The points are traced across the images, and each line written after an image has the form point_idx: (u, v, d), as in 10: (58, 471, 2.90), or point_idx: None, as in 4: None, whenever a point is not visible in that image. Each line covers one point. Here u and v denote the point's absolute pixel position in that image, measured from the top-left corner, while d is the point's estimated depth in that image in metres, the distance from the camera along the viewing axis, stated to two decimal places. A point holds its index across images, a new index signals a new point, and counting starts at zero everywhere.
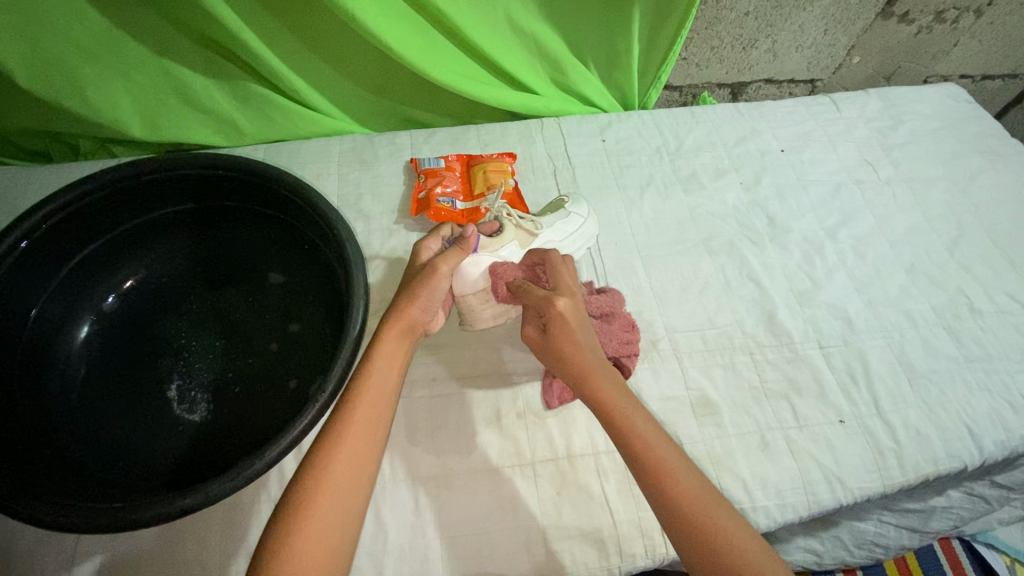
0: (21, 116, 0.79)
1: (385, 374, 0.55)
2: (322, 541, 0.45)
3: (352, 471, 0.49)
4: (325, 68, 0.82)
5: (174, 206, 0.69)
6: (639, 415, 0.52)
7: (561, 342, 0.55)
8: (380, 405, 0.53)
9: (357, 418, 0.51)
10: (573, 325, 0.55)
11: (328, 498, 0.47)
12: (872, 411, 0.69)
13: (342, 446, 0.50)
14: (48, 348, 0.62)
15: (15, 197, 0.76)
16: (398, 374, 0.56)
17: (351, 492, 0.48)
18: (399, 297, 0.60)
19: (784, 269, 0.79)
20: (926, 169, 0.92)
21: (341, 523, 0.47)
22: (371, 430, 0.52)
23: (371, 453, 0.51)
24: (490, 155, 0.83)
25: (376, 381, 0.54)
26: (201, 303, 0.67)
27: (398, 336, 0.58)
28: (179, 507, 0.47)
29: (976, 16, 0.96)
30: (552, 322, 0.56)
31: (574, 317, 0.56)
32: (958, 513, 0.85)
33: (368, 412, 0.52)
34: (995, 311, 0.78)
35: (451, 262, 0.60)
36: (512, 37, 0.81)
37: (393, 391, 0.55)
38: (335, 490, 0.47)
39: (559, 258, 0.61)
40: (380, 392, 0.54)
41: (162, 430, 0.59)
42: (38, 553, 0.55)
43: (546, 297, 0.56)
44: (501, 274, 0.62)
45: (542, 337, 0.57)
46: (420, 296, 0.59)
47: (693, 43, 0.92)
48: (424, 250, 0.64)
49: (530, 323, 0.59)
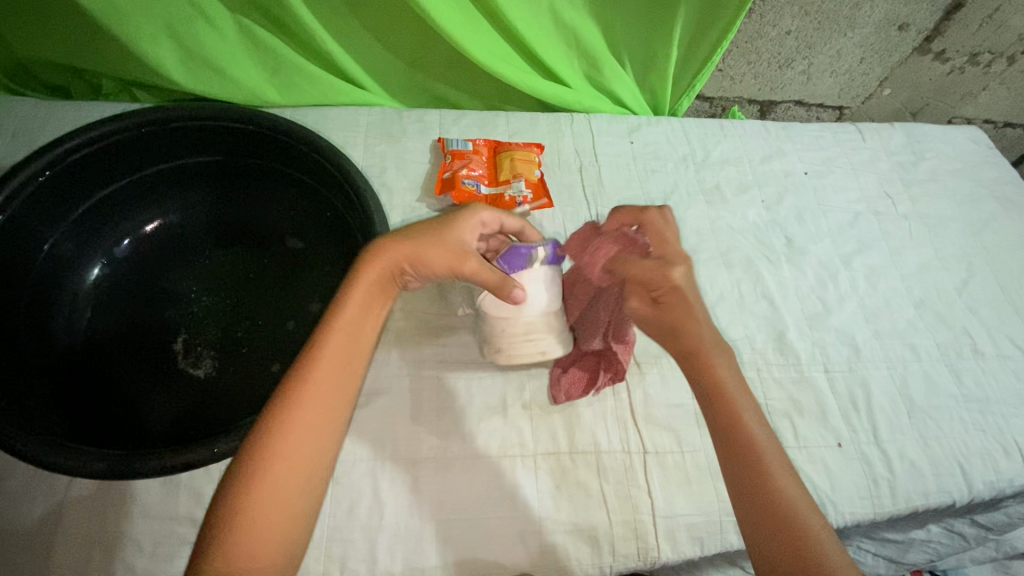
0: (44, 48, 0.76)
1: (357, 328, 0.51)
2: (279, 511, 0.44)
3: (311, 439, 0.47)
4: (362, 33, 0.80)
5: (198, 157, 0.68)
6: (746, 403, 0.50)
7: (675, 317, 0.52)
8: (343, 364, 0.49)
9: (318, 385, 0.48)
10: (690, 293, 0.53)
11: (283, 466, 0.45)
12: (870, 438, 0.70)
13: (300, 410, 0.47)
14: (56, 286, 0.60)
15: (32, 130, 0.74)
16: (373, 329, 0.53)
17: (307, 453, 0.46)
18: (407, 250, 0.53)
19: (797, 290, 0.80)
20: (944, 208, 0.93)
21: (302, 498, 0.46)
22: (335, 390, 0.49)
23: (335, 413, 0.48)
24: (518, 144, 0.82)
25: (346, 338, 0.50)
26: (215, 259, 0.66)
27: (379, 285, 0.53)
28: (181, 462, 0.48)
29: (1008, 63, 0.97)
30: (668, 294, 0.53)
31: (688, 288, 0.53)
32: (935, 548, 0.86)
33: (334, 376, 0.49)
34: (996, 353, 0.79)
35: (484, 280, 0.54)
36: (553, 29, 0.80)
37: (363, 338, 0.52)
38: (291, 459, 0.45)
39: (658, 217, 0.57)
40: (351, 347, 0.50)
41: (163, 382, 0.58)
42: (29, 493, 0.54)
43: (661, 269, 0.53)
44: (592, 259, 0.58)
45: (654, 311, 0.53)
46: (437, 268, 0.54)
47: (730, 56, 0.92)
48: (462, 228, 0.55)
49: (636, 296, 0.54)
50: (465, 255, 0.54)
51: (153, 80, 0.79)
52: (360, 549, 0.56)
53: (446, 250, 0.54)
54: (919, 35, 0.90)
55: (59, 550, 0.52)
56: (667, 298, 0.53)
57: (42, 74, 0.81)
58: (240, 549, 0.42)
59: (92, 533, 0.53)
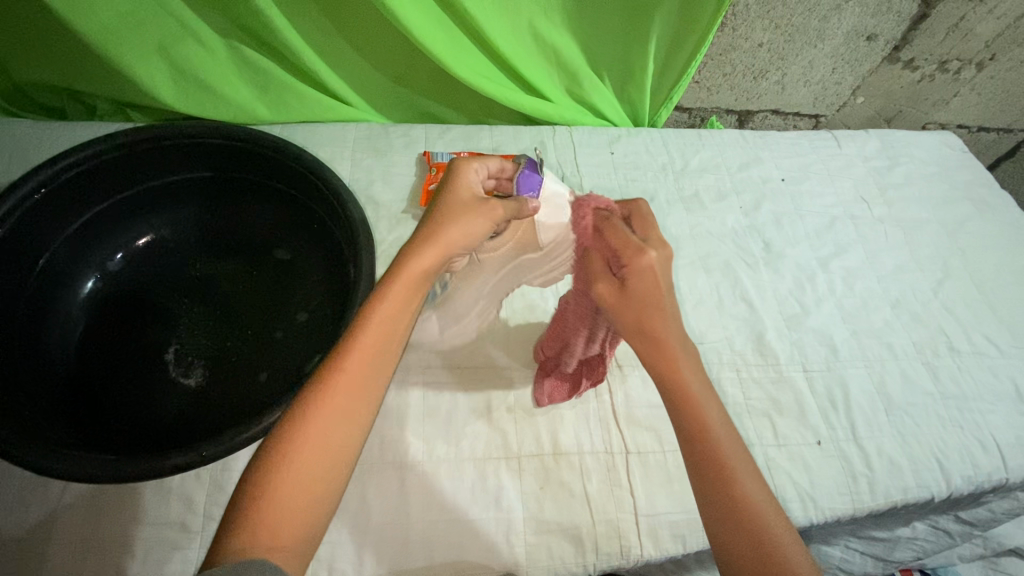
0: (40, 71, 0.79)
1: (399, 309, 0.48)
2: (307, 493, 0.42)
3: (346, 418, 0.45)
4: (348, 53, 0.83)
5: (189, 173, 0.70)
6: (715, 411, 0.46)
7: (639, 300, 0.47)
8: (384, 344, 0.47)
9: (355, 363, 0.46)
10: (661, 283, 0.48)
11: (319, 442, 0.43)
12: (849, 436, 0.71)
13: (338, 387, 0.45)
14: (51, 300, 0.62)
15: (28, 151, 0.77)
16: (416, 310, 0.50)
17: (340, 432, 0.44)
18: (455, 230, 0.50)
19: (776, 293, 0.82)
20: (919, 211, 0.95)
21: (330, 482, 0.43)
22: (374, 371, 0.46)
23: (373, 394, 0.46)
24: (502, 156, 0.84)
25: (387, 319, 0.48)
26: (206, 271, 0.68)
27: (426, 266, 0.50)
28: (172, 465, 0.50)
29: (977, 69, 1.00)
30: (636, 274, 0.48)
31: (663, 272, 0.48)
32: (922, 545, 0.87)
33: (369, 357, 0.46)
34: (972, 351, 0.81)
35: (508, 214, 0.53)
36: (533, 45, 0.83)
37: (405, 316, 0.49)
38: (326, 438, 0.44)
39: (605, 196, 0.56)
40: (389, 326, 0.48)
41: (155, 390, 0.60)
42: (22, 501, 0.55)
43: (635, 246, 0.49)
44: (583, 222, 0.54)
45: (619, 295, 0.49)
46: (478, 231, 0.51)
47: (706, 68, 0.95)
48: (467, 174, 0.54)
49: (604, 279, 0.50)
50: (486, 201, 0.52)
51: (146, 101, 0.81)
52: (348, 551, 0.57)
53: (474, 205, 0.52)
54: (888, 45, 0.94)
55: (52, 557, 0.53)
56: (631, 280, 0.48)
57: (39, 96, 0.84)
58: (266, 528, 0.41)
59: (84, 540, 0.54)
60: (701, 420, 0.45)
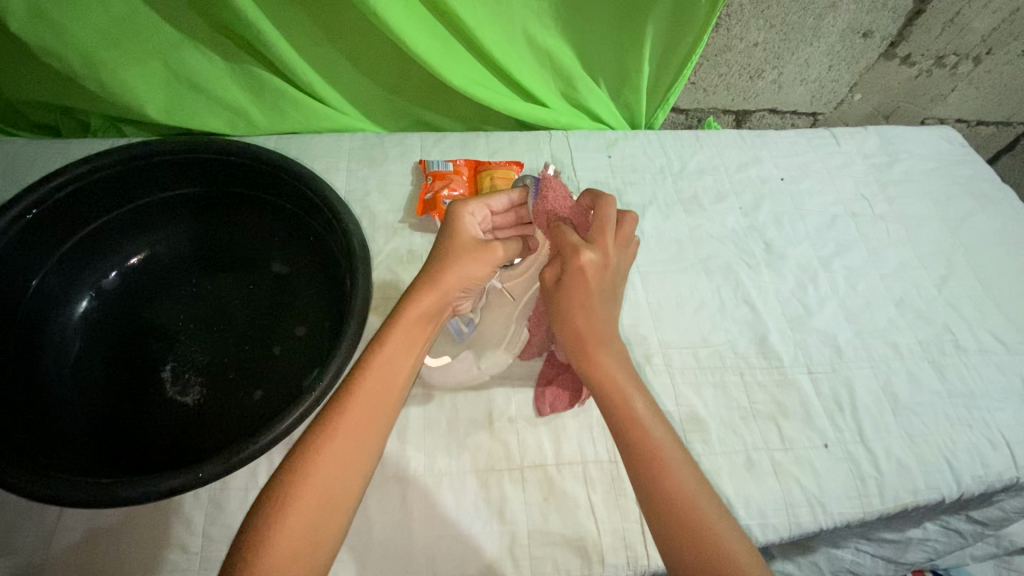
0: (33, 90, 0.79)
1: (395, 365, 0.50)
2: (297, 555, 0.42)
3: (337, 477, 0.45)
4: (341, 64, 0.83)
5: (183, 189, 0.70)
6: (644, 402, 0.50)
7: (572, 297, 0.52)
8: (378, 401, 0.49)
9: (351, 421, 0.47)
10: (594, 282, 0.52)
11: (310, 502, 0.44)
12: (856, 438, 0.70)
13: (331, 446, 0.46)
14: (46, 320, 0.62)
15: (21, 170, 0.76)
16: (412, 366, 0.52)
17: (334, 490, 0.45)
18: (454, 278, 0.53)
19: (778, 294, 0.81)
20: (921, 208, 0.94)
21: (319, 545, 0.43)
22: (368, 430, 0.48)
23: (366, 454, 0.47)
24: (498, 163, 0.83)
25: (381, 374, 0.50)
26: (201, 287, 0.67)
27: (422, 319, 0.53)
28: (167, 486, 0.49)
29: (974, 64, 1.00)
30: (571, 273, 0.53)
31: (597, 277, 0.53)
32: (933, 546, 0.86)
33: (364, 414, 0.48)
34: (978, 348, 0.80)
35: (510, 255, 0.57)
36: (527, 50, 0.83)
37: (402, 374, 0.51)
38: (317, 499, 0.44)
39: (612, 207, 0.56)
40: (384, 383, 0.50)
41: (151, 409, 0.59)
42: (18, 524, 0.54)
43: (576, 246, 0.53)
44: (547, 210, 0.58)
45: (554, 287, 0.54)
46: (478, 275, 0.55)
47: (702, 69, 0.94)
48: (467, 212, 0.57)
49: (549, 268, 0.55)
50: (488, 246, 0.55)
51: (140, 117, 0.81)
52: (350, 569, 0.56)
53: (479, 252, 0.55)
54: (884, 41, 0.93)
55: None
56: (565, 277, 0.53)
57: (33, 114, 0.83)
58: None
59: (81, 563, 0.53)
60: (640, 426, 0.49)
